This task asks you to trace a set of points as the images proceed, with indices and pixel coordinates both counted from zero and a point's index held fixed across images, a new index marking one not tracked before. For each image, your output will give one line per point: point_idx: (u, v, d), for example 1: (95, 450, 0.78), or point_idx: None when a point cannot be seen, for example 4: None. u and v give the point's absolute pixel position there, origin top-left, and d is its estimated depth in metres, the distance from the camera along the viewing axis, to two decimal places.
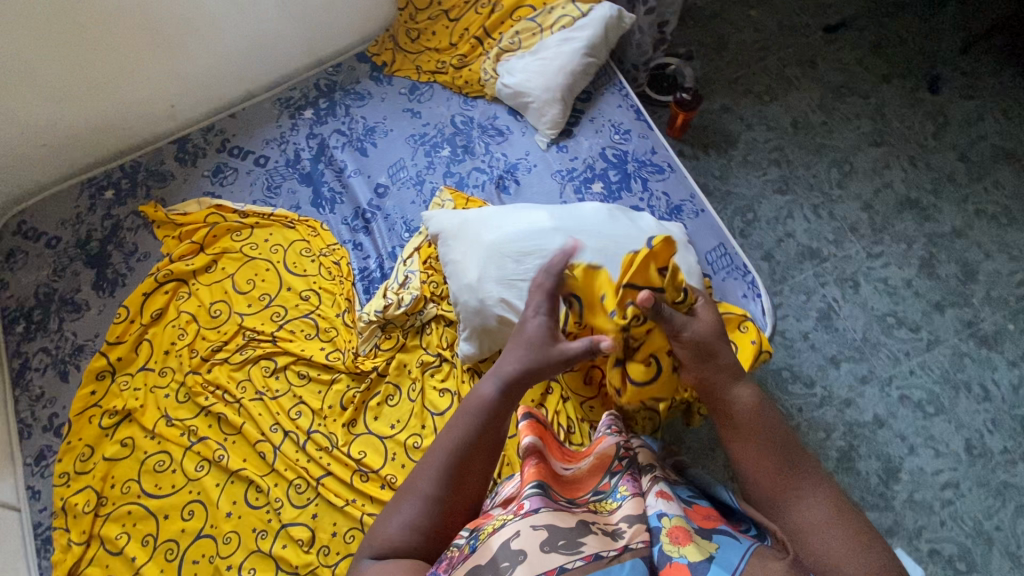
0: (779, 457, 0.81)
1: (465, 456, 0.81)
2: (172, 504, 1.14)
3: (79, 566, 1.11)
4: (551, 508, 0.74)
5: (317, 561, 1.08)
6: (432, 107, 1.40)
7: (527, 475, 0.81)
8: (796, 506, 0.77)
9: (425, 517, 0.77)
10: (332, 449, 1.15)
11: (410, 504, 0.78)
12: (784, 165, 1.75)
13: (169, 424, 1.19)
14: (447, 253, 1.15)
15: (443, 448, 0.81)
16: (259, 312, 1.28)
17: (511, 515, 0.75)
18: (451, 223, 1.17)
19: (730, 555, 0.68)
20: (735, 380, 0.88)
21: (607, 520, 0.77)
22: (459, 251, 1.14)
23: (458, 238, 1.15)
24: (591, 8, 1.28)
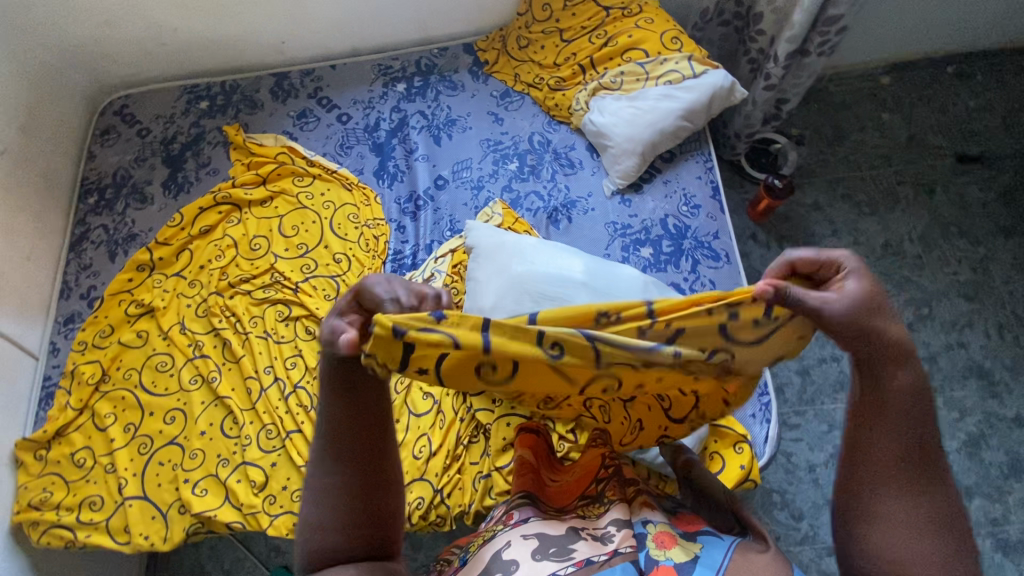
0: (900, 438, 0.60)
1: (356, 442, 0.65)
2: (159, 405, 1.23)
3: (68, 427, 1.23)
4: (540, 518, 0.78)
5: (260, 507, 1.14)
6: (516, 119, 1.40)
7: (517, 490, 0.88)
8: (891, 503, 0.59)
9: (341, 519, 0.63)
10: (310, 410, 1.19)
11: (321, 516, 0.63)
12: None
13: (181, 332, 1.28)
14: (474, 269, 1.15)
15: (327, 446, 0.65)
16: (293, 259, 1.34)
17: (501, 526, 0.80)
18: (487, 238, 1.17)
19: (716, 554, 0.67)
20: (883, 331, 0.60)
21: (595, 524, 0.77)
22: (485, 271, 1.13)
23: (489, 258, 1.14)
24: (705, 72, 1.23)
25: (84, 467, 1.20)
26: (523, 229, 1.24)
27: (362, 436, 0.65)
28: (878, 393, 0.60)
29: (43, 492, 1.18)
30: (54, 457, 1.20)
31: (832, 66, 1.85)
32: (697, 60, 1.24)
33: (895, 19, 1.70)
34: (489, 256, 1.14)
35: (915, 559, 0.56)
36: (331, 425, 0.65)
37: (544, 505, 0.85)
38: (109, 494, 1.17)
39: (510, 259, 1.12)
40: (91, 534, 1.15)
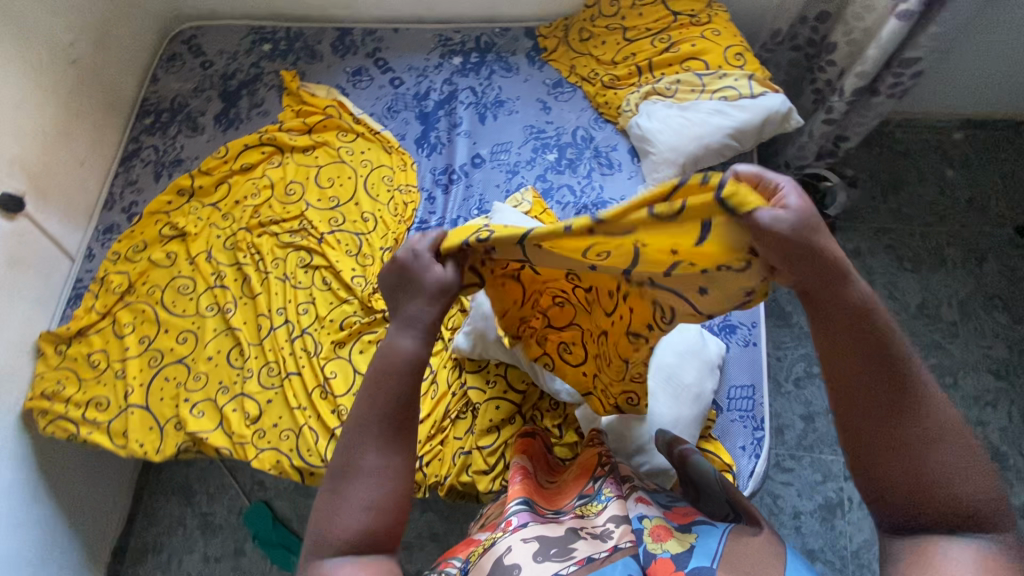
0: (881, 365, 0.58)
1: (396, 423, 0.70)
2: (175, 324, 1.29)
3: (89, 329, 1.30)
4: (540, 521, 0.78)
5: (249, 438, 1.18)
6: (563, 111, 1.39)
7: (512, 494, 0.86)
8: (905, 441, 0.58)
9: (371, 502, 0.67)
10: (313, 357, 1.23)
11: (353, 493, 0.67)
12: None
13: (207, 260, 1.33)
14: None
15: (367, 424, 0.70)
16: (323, 210, 1.37)
17: (500, 531, 0.78)
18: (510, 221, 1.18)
19: (710, 542, 0.70)
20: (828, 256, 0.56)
21: (593, 523, 0.76)
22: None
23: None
24: (763, 94, 1.20)
25: (97, 368, 1.26)
26: (549, 220, 1.24)
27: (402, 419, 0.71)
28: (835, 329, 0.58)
29: (56, 384, 1.26)
30: (72, 354, 1.28)
31: (903, 112, 1.76)
32: (757, 80, 1.21)
33: (980, 74, 1.61)
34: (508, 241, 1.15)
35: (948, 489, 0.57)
36: (373, 404, 0.71)
37: (542, 509, 0.83)
38: (115, 398, 1.24)
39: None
40: (92, 431, 1.22)
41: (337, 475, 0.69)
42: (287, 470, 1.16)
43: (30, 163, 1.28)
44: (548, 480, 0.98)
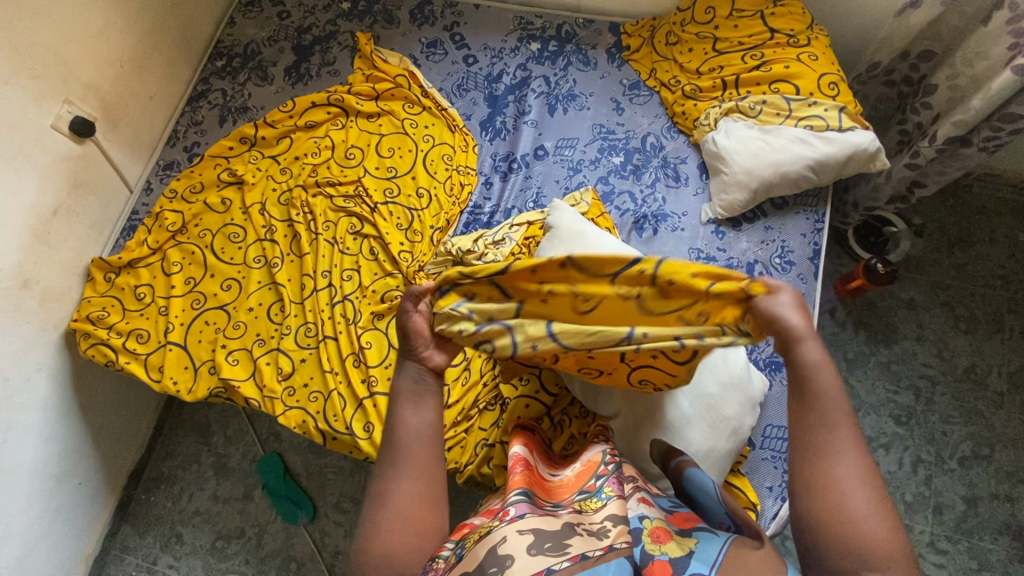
0: (815, 428, 0.73)
1: (414, 444, 0.84)
2: (221, 271, 1.30)
3: (139, 262, 1.32)
4: (538, 513, 0.76)
5: (279, 394, 1.20)
6: (636, 115, 1.35)
7: (512, 483, 0.86)
8: (828, 488, 0.70)
9: (409, 516, 0.80)
10: (350, 324, 1.24)
11: (389, 520, 0.80)
12: (916, 398, 1.54)
13: (260, 212, 1.34)
14: (543, 248, 1.15)
15: (390, 455, 0.84)
16: (379, 179, 1.36)
17: (496, 521, 0.77)
18: (566, 222, 1.15)
19: (710, 549, 0.72)
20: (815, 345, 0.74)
21: (590, 519, 0.77)
22: (556, 253, 1.12)
23: (563, 241, 1.13)
24: (852, 129, 1.14)
25: (142, 302, 1.29)
26: (605, 225, 1.22)
27: (420, 439, 0.84)
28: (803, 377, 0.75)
29: (101, 310, 1.28)
30: (120, 283, 1.30)
31: (988, 166, 1.67)
32: (848, 113, 1.15)
33: None
34: (565, 240, 1.13)
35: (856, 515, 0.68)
36: (390, 439, 0.85)
37: (541, 501, 0.84)
38: (155, 333, 1.26)
39: (583, 249, 1.10)
40: (130, 362, 1.24)
41: (373, 507, 0.82)
42: (312, 432, 1.18)
43: (104, 91, 1.30)
44: (554, 474, 0.96)
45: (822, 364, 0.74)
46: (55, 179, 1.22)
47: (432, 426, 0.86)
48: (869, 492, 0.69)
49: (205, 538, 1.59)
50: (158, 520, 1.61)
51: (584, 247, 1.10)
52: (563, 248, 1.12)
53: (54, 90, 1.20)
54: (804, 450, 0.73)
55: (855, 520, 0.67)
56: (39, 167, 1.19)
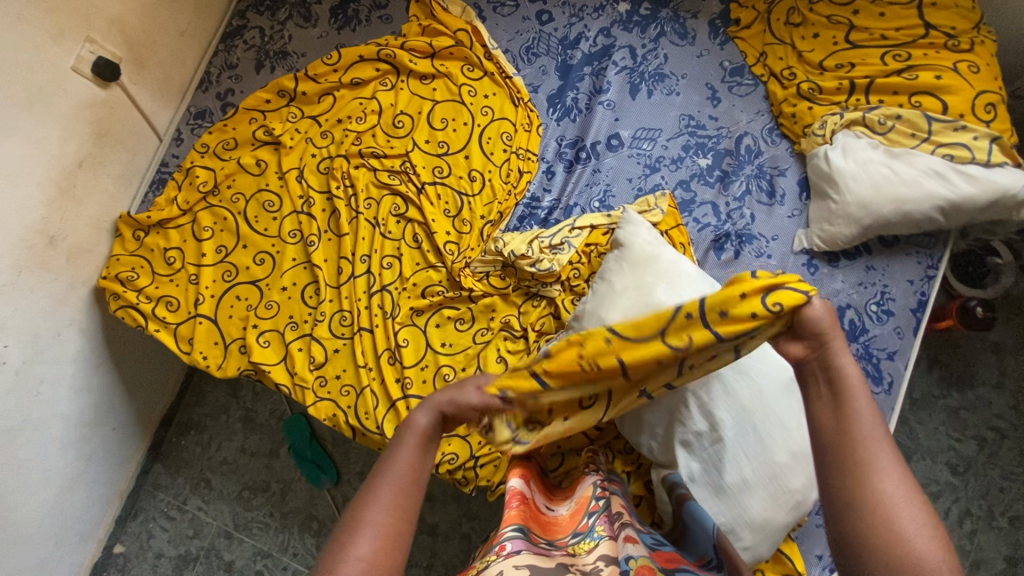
0: (840, 465, 0.63)
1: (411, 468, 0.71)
2: (254, 242, 1.21)
3: (169, 222, 1.23)
4: (533, 550, 0.68)
5: (310, 383, 1.14)
6: (732, 109, 1.15)
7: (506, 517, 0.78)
8: (871, 530, 0.58)
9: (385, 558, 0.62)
10: (388, 318, 1.15)
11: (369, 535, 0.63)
12: (978, 449, 1.43)
13: (297, 179, 1.22)
14: (609, 267, 1.02)
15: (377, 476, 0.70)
16: (429, 154, 1.22)
17: (489, 556, 0.68)
18: (634, 243, 1.01)
19: None
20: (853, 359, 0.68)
21: (581, 560, 0.68)
22: (624, 278, 0.98)
23: (634, 265, 0.99)
24: (1002, 167, 0.94)
25: (172, 267, 1.22)
26: (679, 239, 1.07)
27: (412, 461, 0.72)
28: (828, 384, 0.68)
29: (130, 271, 1.22)
30: (149, 244, 1.23)
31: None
32: (1000, 145, 0.95)
33: None
34: (637, 264, 0.99)
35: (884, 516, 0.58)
36: (378, 464, 0.72)
37: (538, 537, 0.76)
38: (185, 302, 1.20)
39: (655, 277, 0.96)
40: (159, 330, 1.19)
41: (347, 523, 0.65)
42: (342, 426, 1.13)
43: (130, 27, 1.17)
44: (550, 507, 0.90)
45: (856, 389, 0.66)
46: (78, 128, 1.11)
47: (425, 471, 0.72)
48: (925, 513, 0.59)
49: (232, 487, 1.63)
50: (188, 463, 1.66)
51: (658, 276, 0.97)
52: (632, 274, 0.98)
53: (74, 26, 1.07)
54: (836, 497, 0.61)
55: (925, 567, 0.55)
56: (62, 116, 1.08)
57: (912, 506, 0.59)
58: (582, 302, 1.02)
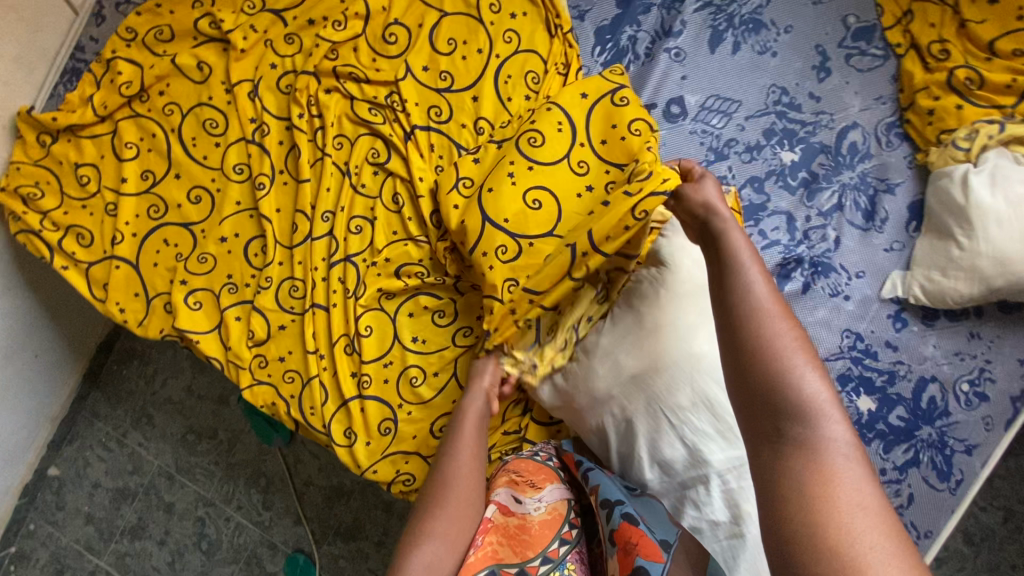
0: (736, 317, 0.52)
1: (471, 477, 0.71)
2: (190, 173, 0.94)
3: (84, 129, 0.95)
4: None
5: (246, 363, 0.93)
6: (843, 88, 0.86)
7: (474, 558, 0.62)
8: (775, 381, 0.48)
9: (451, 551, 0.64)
10: (348, 298, 0.90)
11: (436, 523, 0.66)
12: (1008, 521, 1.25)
13: (250, 97, 0.92)
14: (639, 291, 0.76)
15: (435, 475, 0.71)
16: (426, 87, 0.91)
17: None
18: (679, 262, 0.75)
19: None
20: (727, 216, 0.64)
21: None
22: (659, 313, 0.74)
23: (677, 296, 0.74)
24: None
25: (86, 189, 0.95)
26: None
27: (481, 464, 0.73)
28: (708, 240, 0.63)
29: (33, 186, 0.95)
30: (56, 153, 0.95)
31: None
32: None
33: None
34: (681, 296, 0.74)
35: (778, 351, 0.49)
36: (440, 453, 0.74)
37: (510, 571, 0.61)
38: (101, 238, 0.95)
39: (700, 318, 0.73)
40: (67, 268, 0.95)
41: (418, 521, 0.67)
42: (281, 417, 0.93)
43: None
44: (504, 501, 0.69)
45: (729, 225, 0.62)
46: None
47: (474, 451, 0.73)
48: (799, 332, 0.50)
49: (176, 428, 1.48)
50: (129, 395, 1.50)
51: (704, 316, 0.73)
52: (673, 310, 0.73)
53: None
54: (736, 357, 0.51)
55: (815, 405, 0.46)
56: None
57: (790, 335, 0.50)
58: (595, 331, 0.77)
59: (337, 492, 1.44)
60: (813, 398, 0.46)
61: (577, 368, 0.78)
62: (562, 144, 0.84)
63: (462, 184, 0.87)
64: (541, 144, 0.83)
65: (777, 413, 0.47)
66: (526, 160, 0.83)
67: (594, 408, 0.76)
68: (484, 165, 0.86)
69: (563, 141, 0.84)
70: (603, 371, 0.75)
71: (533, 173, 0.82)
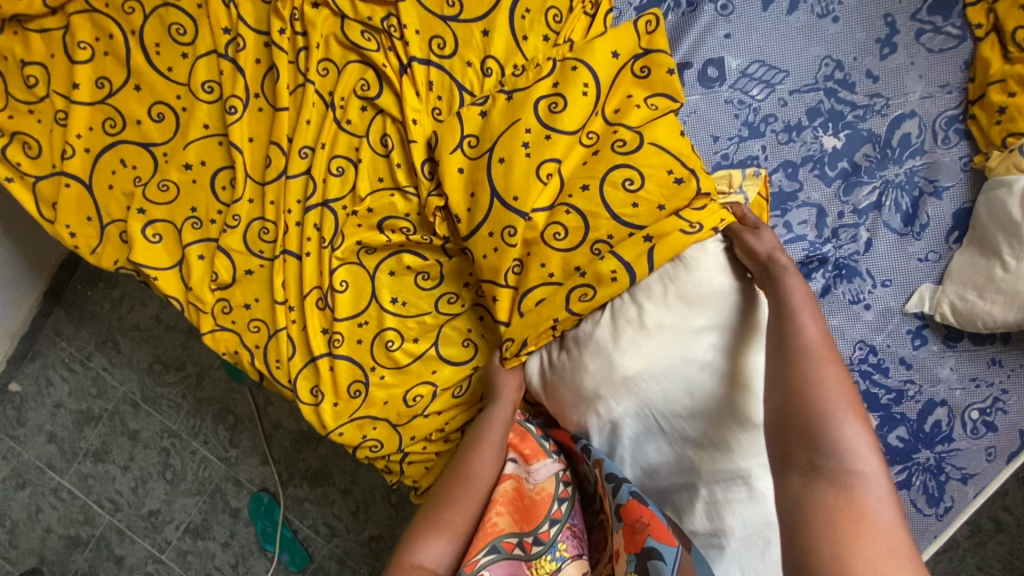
0: (787, 363, 0.54)
1: (483, 474, 0.67)
2: (151, 85, 0.82)
3: (31, 20, 0.82)
4: None
5: (208, 307, 0.85)
6: (906, 70, 0.75)
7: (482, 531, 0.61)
8: (817, 424, 0.48)
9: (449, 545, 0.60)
10: (323, 248, 0.82)
11: (444, 516, 0.63)
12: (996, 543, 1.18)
13: (225, 2, 0.80)
14: (646, 285, 0.67)
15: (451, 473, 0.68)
16: (430, 14, 0.79)
17: None
18: (694, 261, 0.66)
19: None
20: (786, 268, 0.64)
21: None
22: (664, 314, 0.65)
23: (691, 300, 0.65)
24: None
25: (32, 92, 0.83)
26: None
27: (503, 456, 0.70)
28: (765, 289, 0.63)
29: None
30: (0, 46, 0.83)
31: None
32: None
33: None
34: (690, 301, 0.65)
35: (826, 398, 0.50)
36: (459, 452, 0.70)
37: (511, 542, 0.60)
38: (49, 150, 0.84)
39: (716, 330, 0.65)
40: (12, 180, 0.85)
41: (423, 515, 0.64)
42: (244, 367, 0.86)
43: None
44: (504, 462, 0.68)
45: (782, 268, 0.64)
46: None
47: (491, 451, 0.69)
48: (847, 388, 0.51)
49: (142, 356, 1.42)
50: (94, 318, 1.42)
51: (712, 322, 0.65)
52: (679, 314, 0.65)
53: None
54: (780, 397, 0.52)
55: (855, 456, 0.46)
56: None
57: (832, 379, 0.51)
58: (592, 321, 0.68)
59: (306, 437, 1.40)
60: (852, 446, 0.47)
61: (565, 359, 0.70)
62: (585, 109, 0.73)
63: (467, 142, 0.77)
64: (563, 110, 0.72)
65: (813, 449, 0.47)
66: (545, 127, 0.72)
67: (577, 402, 0.69)
68: (492, 120, 0.75)
69: (586, 105, 0.73)
70: (594, 367, 0.67)
71: (552, 143, 0.71)
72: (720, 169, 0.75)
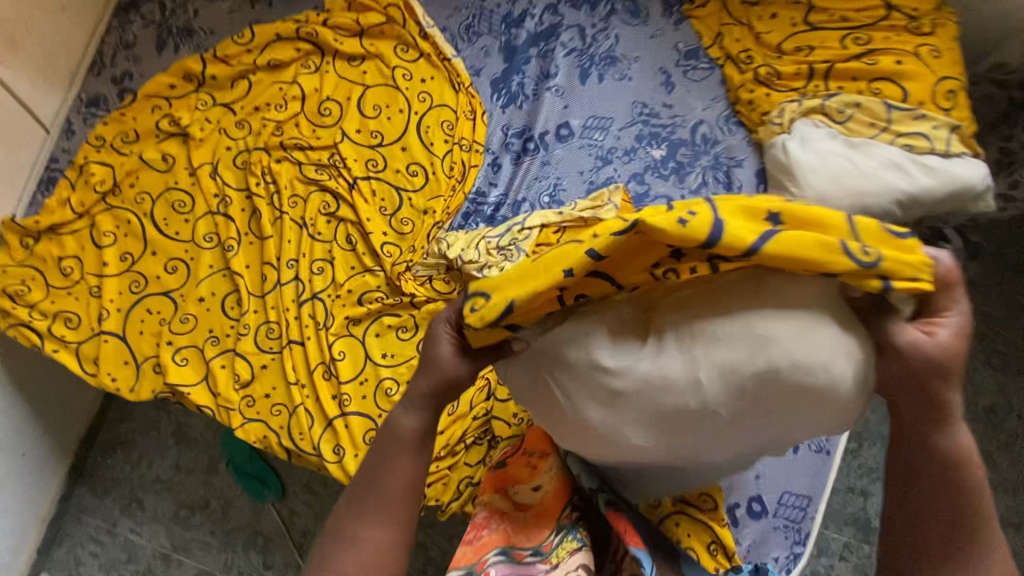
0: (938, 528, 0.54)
1: (401, 501, 0.62)
2: (165, 248, 1.07)
3: (63, 227, 1.08)
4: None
5: (235, 405, 1.03)
6: (688, 95, 1.09)
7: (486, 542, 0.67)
8: None
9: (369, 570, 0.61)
10: (320, 329, 1.04)
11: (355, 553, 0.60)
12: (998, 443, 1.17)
13: (211, 176, 1.08)
14: (718, 337, 0.47)
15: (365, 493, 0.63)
16: (361, 146, 1.10)
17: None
18: (806, 319, 0.45)
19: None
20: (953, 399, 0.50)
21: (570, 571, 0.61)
22: (719, 388, 0.48)
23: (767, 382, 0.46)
24: (958, 156, 0.91)
25: (70, 278, 1.07)
26: None
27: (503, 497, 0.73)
28: (917, 427, 0.52)
29: (20, 284, 1.06)
30: (40, 252, 1.07)
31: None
32: (959, 135, 0.92)
33: None
34: (772, 381, 0.46)
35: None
36: (371, 468, 0.63)
37: (522, 552, 0.66)
38: (87, 319, 1.06)
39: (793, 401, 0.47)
40: (57, 351, 1.05)
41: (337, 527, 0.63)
42: (273, 448, 1.02)
43: None
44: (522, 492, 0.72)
45: (952, 377, 0.49)
46: None
47: (407, 472, 0.62)
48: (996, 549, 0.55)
49: (167, 506, 1.51)
50: (117, 483, 1.52)
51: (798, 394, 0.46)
52: (724, 392, 0.48)
53: None
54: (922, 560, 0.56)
55: None
56: None
57: (988, 555, 0.55)
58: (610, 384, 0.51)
59: None
60: None
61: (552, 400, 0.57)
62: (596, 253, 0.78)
63: (440, 225, 1.06)
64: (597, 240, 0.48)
65: None
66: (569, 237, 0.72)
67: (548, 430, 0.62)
68: (450, 203, 1.06)
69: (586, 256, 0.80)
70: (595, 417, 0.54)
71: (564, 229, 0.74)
72: (591, 191, 1.04)
